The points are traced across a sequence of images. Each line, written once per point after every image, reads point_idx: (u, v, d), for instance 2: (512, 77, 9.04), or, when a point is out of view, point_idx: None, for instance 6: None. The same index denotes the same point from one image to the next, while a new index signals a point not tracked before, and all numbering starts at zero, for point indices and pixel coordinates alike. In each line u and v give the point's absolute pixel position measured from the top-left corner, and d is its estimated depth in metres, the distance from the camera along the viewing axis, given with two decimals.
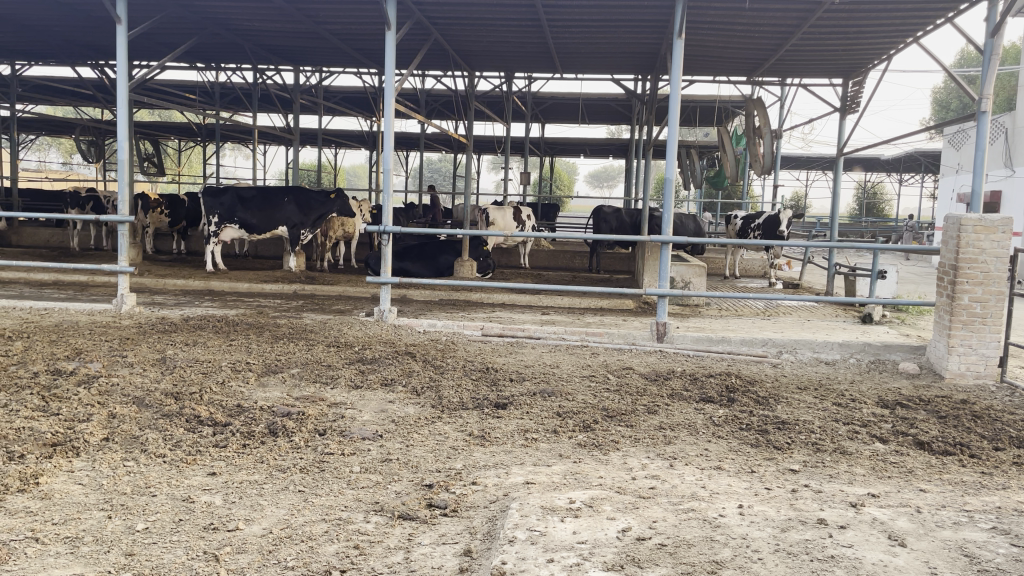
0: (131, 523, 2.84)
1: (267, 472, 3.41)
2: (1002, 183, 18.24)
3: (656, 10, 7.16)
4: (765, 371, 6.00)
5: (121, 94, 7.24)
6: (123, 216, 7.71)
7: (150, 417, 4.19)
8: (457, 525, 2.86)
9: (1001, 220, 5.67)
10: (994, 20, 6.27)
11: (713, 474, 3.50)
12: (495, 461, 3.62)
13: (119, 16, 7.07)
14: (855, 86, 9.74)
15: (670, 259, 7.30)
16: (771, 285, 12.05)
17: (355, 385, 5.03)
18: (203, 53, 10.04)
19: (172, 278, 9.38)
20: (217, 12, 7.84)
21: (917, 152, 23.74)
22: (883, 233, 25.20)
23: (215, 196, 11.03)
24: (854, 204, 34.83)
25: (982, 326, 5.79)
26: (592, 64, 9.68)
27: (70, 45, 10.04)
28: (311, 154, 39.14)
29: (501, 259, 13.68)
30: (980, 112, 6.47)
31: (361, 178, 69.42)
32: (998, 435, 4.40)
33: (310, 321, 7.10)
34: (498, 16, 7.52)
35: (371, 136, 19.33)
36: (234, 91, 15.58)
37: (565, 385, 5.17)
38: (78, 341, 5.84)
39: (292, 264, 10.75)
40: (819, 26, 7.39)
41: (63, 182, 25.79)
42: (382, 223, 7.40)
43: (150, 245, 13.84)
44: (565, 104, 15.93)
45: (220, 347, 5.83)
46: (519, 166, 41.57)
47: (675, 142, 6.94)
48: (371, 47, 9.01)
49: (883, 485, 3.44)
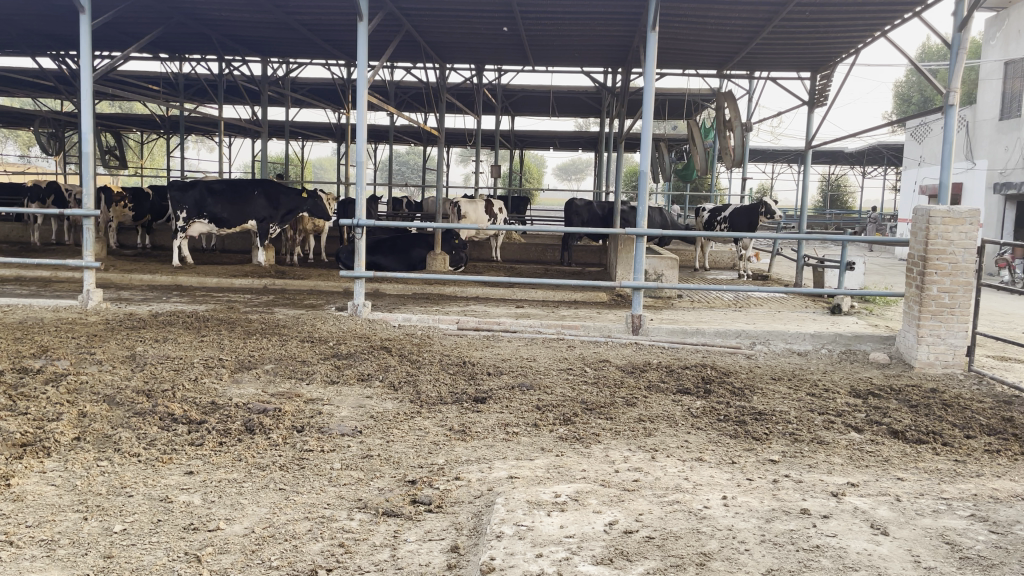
0: (108, 524, 2.77)
1: (245, 471, 3.36)
2: (964, 175, 18.60)
3: (629, 3, 7.16)
4: (739, 362, 6.05)
5: (84, 86, 7.06)
6: (89, 210, 7.53)
7: (122, 415, 4.10)
8: (442, 521, 2.84)
9: (969, 212, 5.78)
10: (961, 14, 6.37)
11: (695, 465, 3.51)
12: (477, 455, 3.60)
13: (82, 5, 6.89)
14: (823, 80, 9.85)
15: (644, 251, 7.30)
16: (741, 277, 12.16)
17: (331, 380, 4.97)
18: (168, 43, 9.83)
19: (139, 273, 9.20)
20: (184, 2, 7.67)
21: (880, 145, 24.13)
22: (848, 225, 25.58)
23: (182, 190, 10.84)
24: (819, 197, 35.34)
25: (951, 316, 5.89)
26: (564, 56, 9.66)
27: (28, 34, 9.78)
28: (277, 146, 38.63)
29: (473, 252, 13.61)
30: (948, 105, 6.56)
31: (328, 171, 68.97)
32: (969, 423, 4.49)
33: (283, 316, 7.01)
34: (471, 7, 7.46)
35: (340, 128, 19.11)
36: (199, 82, 15.31)
37: (543, 379, 5.16)
38: (44, 339, 5.70)
39: (262, 260, 10.59)
40: (789, 20, 7.45)
41: (21, 176, 25.09)
42: (355, 217, 7.31)
43: (114, 240, 13.56)
44: (535, 97, 15.90)
45: (192, 344, 5.72)
46: (488, 158, 41.84)
47: (648, 135, 6.94)
48: (341, 38, 8.89)
49: (861, 474, 3.48)
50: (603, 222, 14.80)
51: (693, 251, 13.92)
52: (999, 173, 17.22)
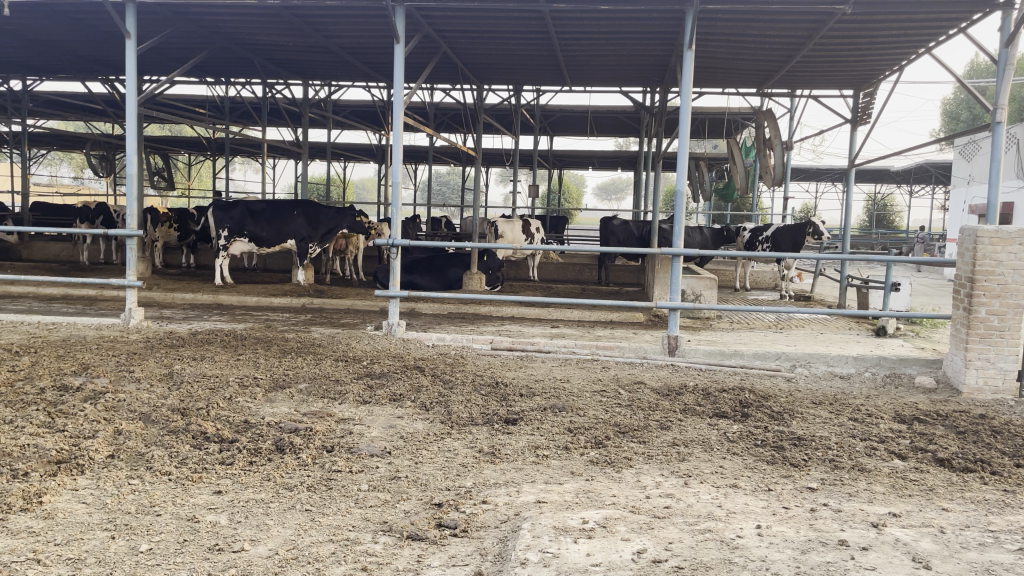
0: (134, 544, 2.78)
1: (273, 491, 3.35)
2: (1016, 194, 18.10)
3: (666, 22, 7.11)
4: (778, 385, 5.91)
5: (129, 109, 7.21)
6: (132, 230, 7.68)
7: (156, 434, 4.14)
8: (467, 546, 2.79)
9: (1018, 232, 5.58)
10: (1008, 30, 6.20)
11: (729, 492, 3.42)
12: (506, 479, 3.55)
13: (129, 30, 7.06)
14: (866, 98, 9.67)
15: (680, 271, 7.18)
16: (783, 298, 11.94)
17: (363, 400, 4.96)
18: (213, 67, 10.06)
19: (181, 292, 9.36)
20: (226, 27, 7.84)
21: (927, 164, 23.62)
22: (895, 245, 25.05)
23: (224, 210, 11.03)
24: (864, 216, 34.72)
25: (1000, 339, 5.68)
26: (601, 76, 9.64)
27: (80, 60, 10.08)
28: (319, 167, 39.32)
29: (510, 272, 13.61)
30: (995, 122, 6.37)
31: (369, 192, 70.01)
32: (1020, 451, 4.30)
33: (318, 335, 7.06)
34: (507, 28, 7.49)
35: (380, 148, 19.32)
36: (243, 105, 15.62)
37: (576, 401, 5.09)
38: (85, 356, 5.81)
39: (301, 279, 10.71)
40: (831, 37, 7.33)
41: (73, 196, 25.85)
42: (391, 237, 7.33)
43: (159, 260, 13.85)
44: (573, 117, 15.91)
45: (228, 362, 5.78)
46: (527, 178, 42.00)
47: (685, 154, 6.84)
48: (379, 61, 8.99)
49: (904, 504, 3.35)
50: (641, 242, 14.68)
51: (733, 271, 13.71)
52: None
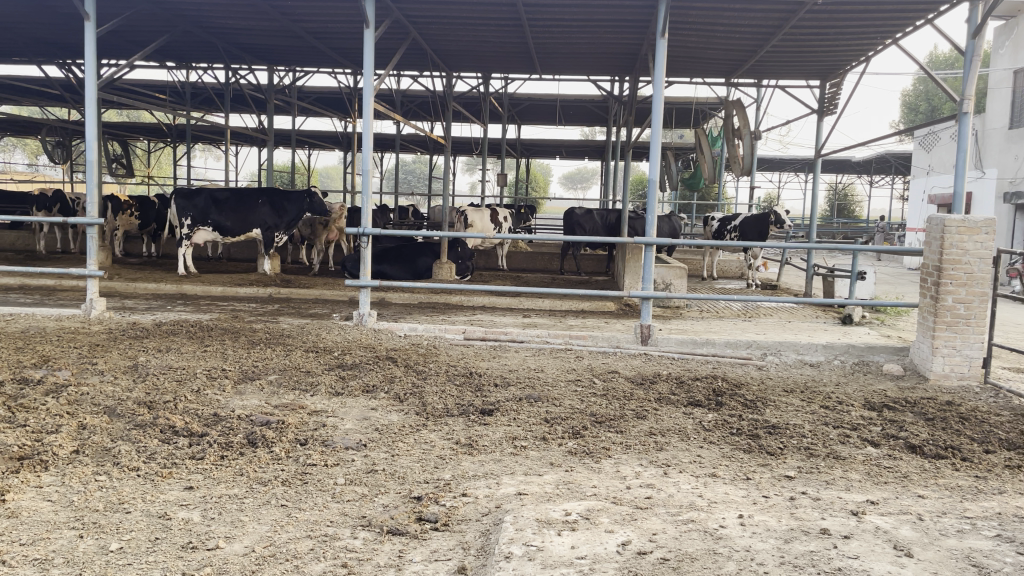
0: (104, 543, 2.69)
1: (247, 486, 3.27)
2: (974, 185, 18.57)
3: (638, 10, 7.07)
4: (750, 373, 5.94)
5: (87, 93, 6.98)
6: (93, 219, 7.46)
7: (122, 428, 4.01)
8: (449, 540, 2.74)
9: (984, 221, 5.66)
10: (975, 21, 6.26)
11: (709, 481, 3.42)
12: (485, 470, 3.51)
13: (87, 12, 6.82)
14: (833, 88, 9.75)
15: (653, 260, 7.12)
16: (750, 286, 12.05)
17: (336, 392, 4.89)
18: (175, 51, 9.81)
19: (143, 282, 9.14)
20: (189, 9, 7.62)
21: (888, 154, 24.03)
22: (856, 234, 25.48)
23: (187, 198, 10.80)
24: (826, 206, 35.33)
25: (966, 327, 5.78)
26: (572, 64, 9.58)
27: (36, 43, 9.78)
28: (283, 154, 38.83)
29: (480, 261, 13.55)
30: (961, 114, 6.43)
31: (332, 180, 69.52)
32: (989, 437, 4.38)
33: (287, 325, 6.94)
34: (477, 14, 7.39)
35: (346, 137, 19.07)
36: (206, 91, 15.29)
37: (551, 390, 5.07)
38: (45, 348, 5.63)
39: (267, 267, 10.55)
40: (800, 27, 7.36)
41: (28, 184, 25.15)
42: (361, 226, 7.20)
43: (119, 249, 13.54)
44: (542, 105, 15.86)
45: (195, 354, 5.65)
46: (494, 167, 41.89)
47: (657, 144, 6.79)
48: (347, 46, 8.84)
49: (880, 492, 3.38)
50: (609, 231, 14.71)
51: (701, 260, 13.81)
52: (1009, 183, 17.15)
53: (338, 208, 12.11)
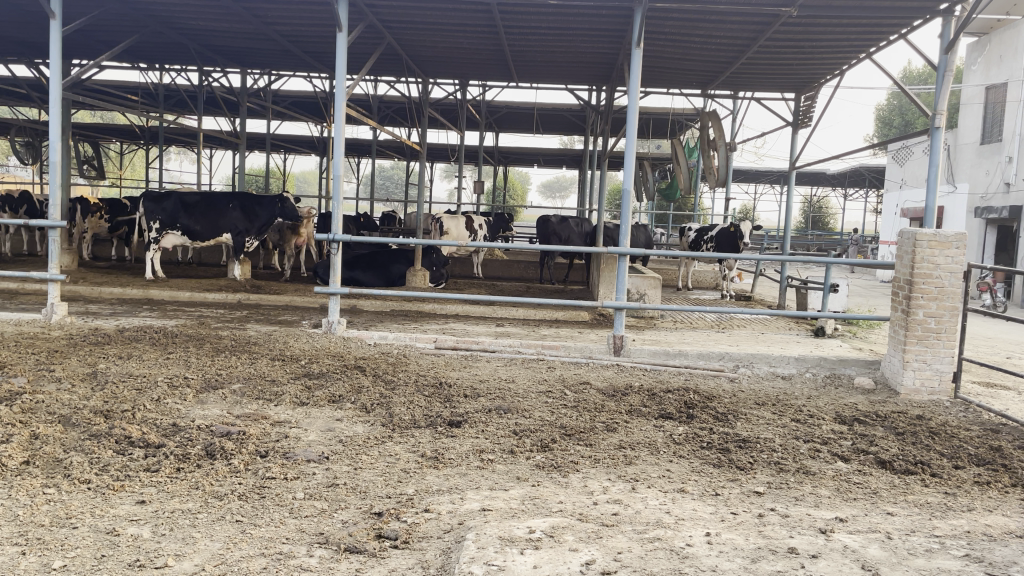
0: (47, 560, 2.57)
1: (202, 500, 3.16)
2: (947, 200, 18.90)
3: (614, 19, 7.04)
4: (722, 386, 5.89)
5: (52, 94, 6.82)
6: (56, 221, 7.27)
7: (76, 438, 3.88)
8: (408, 558, 2.66)
9: (955, 236, 5.69)
10: (947, 37, 6.30)
11: (677, 497, 3.36)
12: (449, 485, 3.42)
13: (53, 10, 6.65)
14: (807, 101, 9.79)
15: (627, 271, 7.04)
16: (724, 297, 12.07)
17: (301, 402, 4.78)
18: (146, 52, 9.66)
19: (109, 286, 8.96)
20: (159, 10, 7.49)
21: (863, 167, 24.25)
22: (830, 246, 25.68)
23: (156, 202, 10.63)
24: (801, 218, 35.61)
25: (937, 341, 5.78)
26: (548, 72, 9.55)
27: (1, 41, 9.56)
28: (258, 157, 38.63)
29: (455, 269, 13.48)
30: (934, 128, 6.45)
31: (308, 185, 69.39)
32: (957, 453, 4.36)
33: (254, 333, 6.80)
34: (452, 20, 7.33)
35: (321, 141, 18.90)
36: (179, 93, 15.06)
37: (521, 402, 4.99)
38: (2, 354, 5.46)
39: (236, 273, 10.33)
40: (775, 40, 7.37)
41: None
42: (331, 232, 7.08)
43: (88, 252, 13.29)
44: (519, 112, 15.81)
45: (156, 361, 5.51)
46: (472, 174, 41.82)
47: (632, 154, 6.73)
48: (320, 50, 8.75)
49: (849, 508, 3.34)
50: (585, 240, 14.69)
51: (677, 270, 13.82)
52: (980, 198, 17.39)
53: (309, 213, 11.96)
